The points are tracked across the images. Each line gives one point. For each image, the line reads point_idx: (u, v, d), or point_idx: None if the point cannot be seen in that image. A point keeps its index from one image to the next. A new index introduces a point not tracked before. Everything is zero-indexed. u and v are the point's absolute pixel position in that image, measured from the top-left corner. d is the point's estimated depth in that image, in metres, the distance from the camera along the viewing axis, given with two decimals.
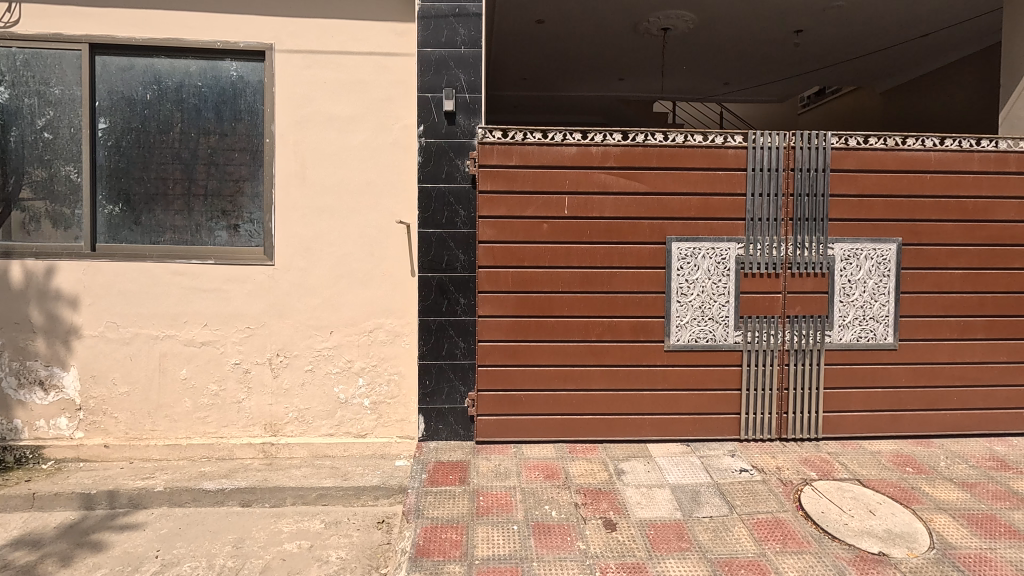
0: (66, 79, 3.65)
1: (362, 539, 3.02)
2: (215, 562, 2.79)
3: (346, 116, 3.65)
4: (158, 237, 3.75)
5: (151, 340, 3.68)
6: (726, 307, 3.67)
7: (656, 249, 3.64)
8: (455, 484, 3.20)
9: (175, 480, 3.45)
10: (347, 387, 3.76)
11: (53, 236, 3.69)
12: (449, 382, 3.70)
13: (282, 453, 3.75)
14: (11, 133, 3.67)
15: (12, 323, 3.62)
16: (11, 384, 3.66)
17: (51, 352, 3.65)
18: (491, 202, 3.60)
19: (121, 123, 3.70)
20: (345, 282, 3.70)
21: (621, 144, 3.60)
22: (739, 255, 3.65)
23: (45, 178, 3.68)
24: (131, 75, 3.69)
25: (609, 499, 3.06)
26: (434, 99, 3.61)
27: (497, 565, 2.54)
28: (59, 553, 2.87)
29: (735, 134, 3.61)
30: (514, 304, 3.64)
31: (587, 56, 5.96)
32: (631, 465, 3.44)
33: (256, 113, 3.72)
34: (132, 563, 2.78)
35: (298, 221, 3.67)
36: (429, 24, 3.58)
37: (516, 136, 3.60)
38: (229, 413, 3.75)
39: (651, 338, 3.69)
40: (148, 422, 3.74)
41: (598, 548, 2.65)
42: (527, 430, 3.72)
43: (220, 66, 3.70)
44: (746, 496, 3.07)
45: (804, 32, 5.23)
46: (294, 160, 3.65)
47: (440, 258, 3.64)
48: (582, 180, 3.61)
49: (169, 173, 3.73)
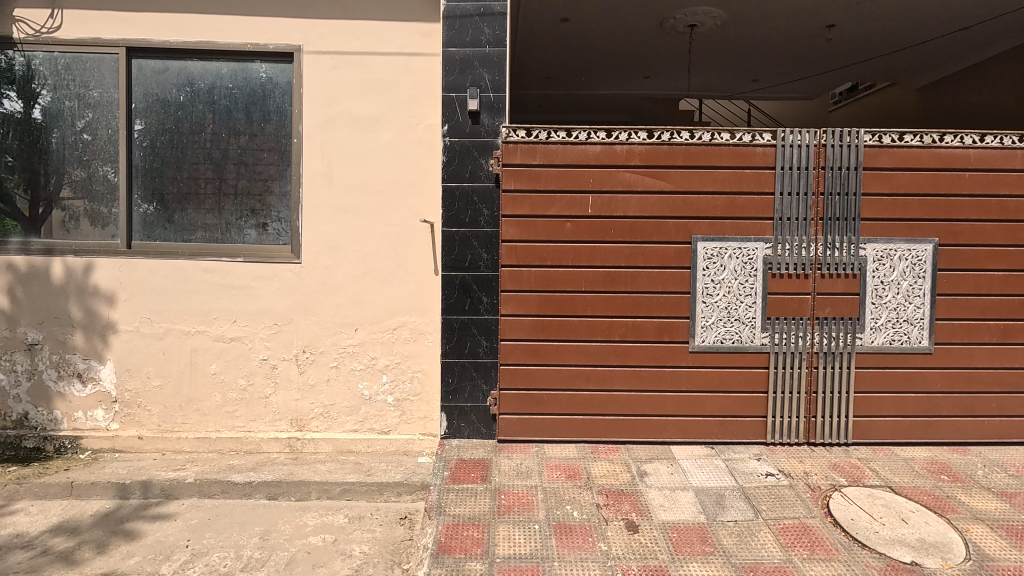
0: (104, 82, 3.77)
1: (384, 535, 3.05)
2: (243, 553, 2.86)
3: (371, 116, 3.69)
4: (190, 236, 3.84)
5: (183, 336, 3.78)
6: (752, 308, 3.61)
7: (681, 249, 3.60)
8: (477, 482, 3.21)
9: (205, 472, 3.54)
10: (371, 383, 3.81)
11: (91, 234, 3.82)
12: (471, 380, 3.71)
13: (307, 448, 3.82)
14: (52, 135, 3.81)
15: (52, 317, 3.76)
16: (51, 376, 3.80)
17: (89, 346, 3.78)
18: (514, 201, 3.61)
19: (156, 125, 3.81)
20: (369, 280, 3.74)
21: (646, 143, 3.57)
22: (766, 255, 3.58)
23: (84, 177, 3.81)
24: (166, 77, 3.79)
25: (631, 500, 3.03)
26: (458, 98, 3.62)
27: (519, 564, 2.54)
28: (95, 540, 2.97)
29: (764, 132, 3.54)
30: (536, 303, 3.64)
31: (613, 54, 5.92)
32: (654, 467, 3.40)
33: (284, 113, 3.78)
34: (164, 552, 2.86)
35: (324, 220, 3.72)
36: (454, 24, 3.60)
37: (539, 135, 3.59)
38: (257, 407, 3.83)
39: (676, 338, 3.65)
40: (180, 415, 3.84)
41: (620, 550, 2.63)
42: (548, 429, 3.72)
43: (250, 67, 3.78)
44: (772, 501, 3.02)
45: (836, 26, 5.11)
46: (320, 160, 3.71)
47: (463, 257, 3.65)
48: (606, 179, 3.59)
49: (200, 173, 3.82)
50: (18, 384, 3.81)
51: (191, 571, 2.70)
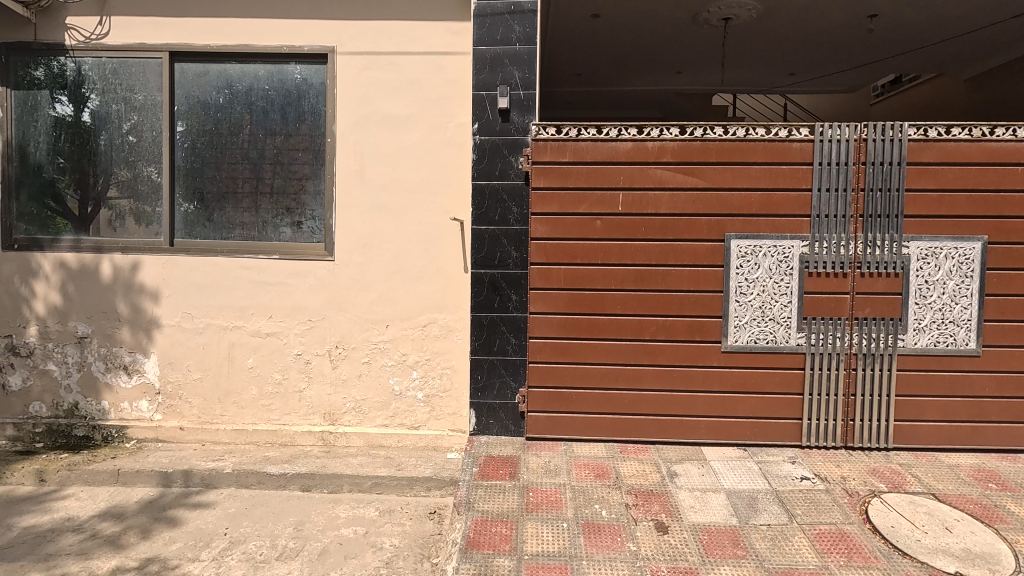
0: (149, 86, 3.92)
1: (414, 529, 3.10)
2: (278, 542, 2.94)
3: (403, 115, 3.74)
4: (228, 233, 3.96)
5: (221, 331, 3.90)
6: (788, 308, 3.52)
7: (713, 247, 3.53)
8: (505, 479, 3.23)
9: (242, 463, 3.65)
10: (401, 379, 3.86)
11: (136, 231, 3.98)
12: (500, 378, 3.73)
13: (339, 441, 3.90)
14: (101, 137, 3.98)
15: (101, 312, 3.93)
16: (99, 368, 3.97)
17: (134, 339, 3.94)
18: (544, 199, 3.61)
19: (197, 126, 3.94)
20: (400, 277, 3.79)
21: (678, 139, 3.52)
22: (803, 254, 3.48)
23: (130, 177, 3.97)
24: (206, 80, 3.91)
25: (661, 501, 3.00)
26: (489, 96, 3.64)
27: (547, 562, 2.54)
28: (140, 526, 3.10)
29: (801, 126, 3.45)
30: (565, 301, 3.63)
31: (644, 49, 5.84)
32: (685, 468, 3.35)
33: (318, 114, 3.86)
34: (204, 539, 2.97)
35: (356, 218, 3.79)
36: (485, 22, 3.61)
37: (569, 132, 3.58)
38: (292, 401, 3.93)
39: (708, 338, 3.59)
40: (218, 407, 3.97)
41: (648, 550, 2.61)
42: (577, 428, 3.70)
43: (286, 69, 3.86)
44: (807, 505, 2.94)
45: (879, 16, 4.93)
46: (353, 159, 3.77)
47: (492, 254, 3.67)
48: (637, 176, 3.55)
49: (239, 172, 3.94)
50: (68, 375, 3.99)
51: (229, 558, 2.79)
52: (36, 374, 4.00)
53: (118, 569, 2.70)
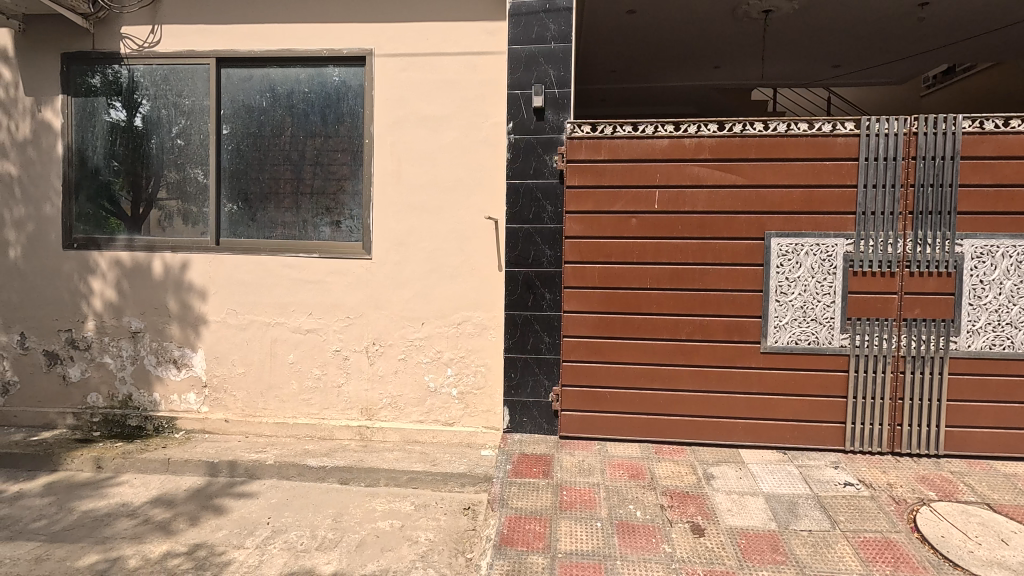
0: (196, 91, 4.08)
1: (448, 523, 3.14)
2: (318, 533, 3.02)
3: (438, 115, 3.78)
4: (271, 232, 4.09)
5: (264, 327, 4.03)
6: (831, 308, 3.41)
7: (752, 245, 3.46)
8: (539, 477, 3.24)
9: (284, 455, 3.76)
10: (436, 376, 3.91)
11: (184, 231, 4.15)
12: (533, 376, 3.73)
13: (375, 436, 3.98)
14: (152, 140, 4.17)
15: (153, 308, 4.11)
16: (151, 361, 4.16)
17: (183, 335, 4.11)
18: (578, 197, 3.60)
19: (241, 129, 4.08)
20: (435, 275, 3.85)
21: (716, 135, 3.45)
22: (847, 252, 3.37)
23: (178, 179, 4.15)
24: (250, 84, 4.05)
25: (697, 503, 2.96)
26: (524, 95, 3.64)
27: (581, 561, 2.54)
28: (188, 513, 3.23)
29: (846, 121, 3.33)
30: (600, 300, 3.62)
31: (682, 45, 5.75)
32: (722, 470, 3.29)
33: (357, 115, 3.94)
34: (248, 527, 3.08)
35: (393, 217, 3.86)
36: (520, 21, 3.62)
37: (605, 130, 3.56)
38: (330, 396, 4.03)
39: (746, 338, 3.51)
40: (261, 400, 4.10)
41: (685, 552, 2.58)
42: (612, 428, 3.68)
43: (325, 72, 3.96)
44: (851, 512, 2.84)
45: (930, 4, 4.73)
46: (390, 159, 3.84)
47: (526, 253, 3.68)
48: (673, 174, 3.50)
49: (281, 173, 4.06)
50: (123, 368, 4.19)
51: (272, 546, 2.88)
52: (93, 366, 4.21)
53: (169, 554, 2.83)
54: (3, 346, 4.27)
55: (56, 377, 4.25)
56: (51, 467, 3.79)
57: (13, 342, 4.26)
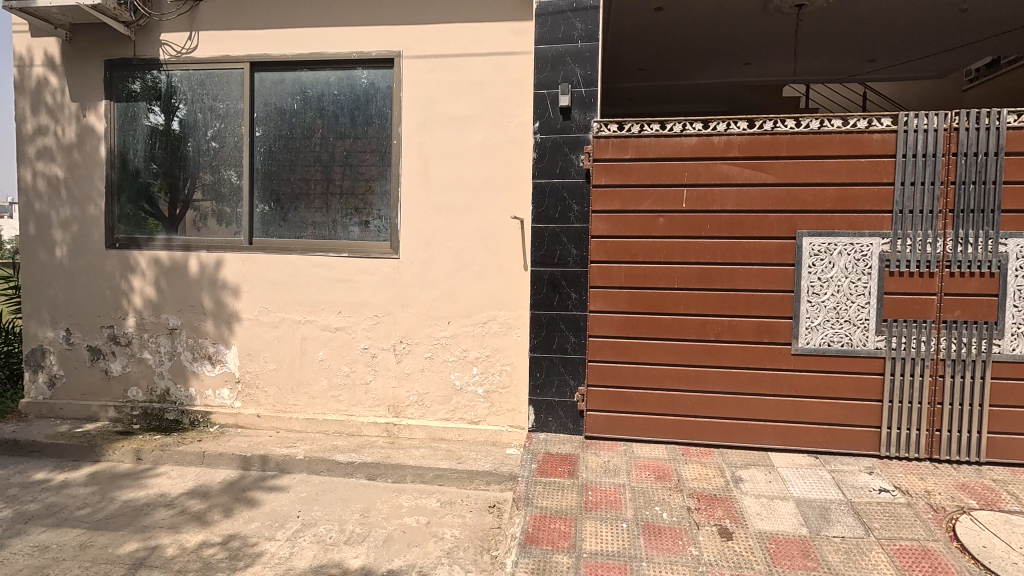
0: (231, 95, 4.20)
1: (474, 521, 3.16)
2: (346, 527, 3.08)
3: (465, 115, 3.81)
4: (302, 232, 4.18)
5: (295, 325, 4.12)
6: (865, 309, 3.33)
7: (783, 245, 3.39)
8: (564, 476, 3.24)
9: (313, 450, 3.84)
10: (462, 374, 3.94)
11: (218, 231, 4.28)
12: (559, 375, 3.73)
13: (402, 433, 4.03)
14: (189, 143, 4.30)
15: (189, 306, 4.25)
16: (187, 357, 4.30)
17: (217, 332, 4.23)
18: (605, 196, 3.59)
19: (273, 131, 4.18)
20: (461, 274, 3.88)
21: (746, 133, 3.40)
22: (883, 252, 3.28)
23: (213, 181, 4.27)
24: (282, 88, 4.14)
25: (725, 506, 2.91)
26: (550, 95, 3.64)
27: (606, 561, 2.53)
28: (222, 505, 3.33)
29: (883, 116, 3.24)
30: (626, 300, 3.59)
31: (710, 42, 5.67)
32: (751, 474, 3.23)
33: (385, 116, 4.00)
34: (279, 520, 3.15)
35: (420, 217, 3.90)
36: (547, 20, 3.62)
37: (632, 128, 3.53)
38: (358, 393, 4.10)
39: (777, 340, 3.44)
40: (292, 396, 4.19)
41: (712, 555, 2.55)
42: (638, 429, 3.65)
43: (354, 74, 4.03)
44: (887, 519, 2.76)
45: None
46: (417, 160, 3.89)
47: (552, 253, 3.68)
48: (702, 172, 3.46)
49: (311, 174, 4.14)
50: (161, 363, 4.34)
51: (302, 539, 2.95)
52: (133, 361, 4.37)
53: (204, 543, 2.92)
54: (49, 341, 4.47)
55: (98, 372, 4.43)
56: (93, 458, 3.95)
57: (58, 337, 4.45)
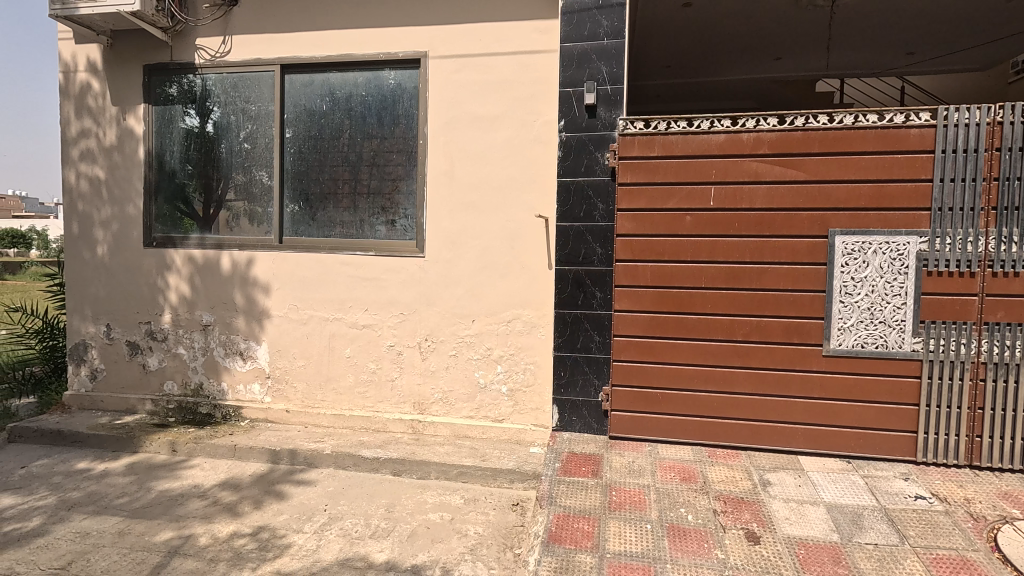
0: (263, 97, 4.30)
1: (498, 518, 3.18)
2: (371, 521, 3.13)
3: (490, 115, 3.82)
4: (330, 231, 4.25)
5: (323, 322, 4.20)
6: (901, 310, 3.22)
7: (814, 244, 3.31)
8: (588, 476, 3.22)
9: (340, 445, 3.90)
10: (486, 373, 3.95)
11: (250, 230, 4.39)
12: (583, 374, 3.72)
13: (427, 430, 4.07)
14: (222, 144, 4.42)
15: (221, 303, 4.37)
16: (220, 353, 4.42)
17: (248, 328, 4.34)
18: (631, 195, 3.55)
19: (303, 132, 4.26)
20: (486, 273, 3.89)
21: (776, 129, 3.33)
22: (921, 251, 3.17)
23: (245, 181, 4.38)
24: (311, 89, 4.22)
25: (752, 510, 2.86)
26: (576, 93, 3.63)
27: (629, 562, 2.51)
28: (253, 497, 3.42)
29: (921, 111, 3.14)
30: (652, 299, 3.55)
31: (740, 37, 5.57)
32: (779, 477, 3.17)
33: (411, 116, 4.05)
34: (307, 513, 3.22)
35: (445, 216, 3.94)
36: (572, 19, 3.61)
37: (658, 126, 3.50)
38: (384, 389, 4.15)
39: (808, 341, 3.36)
40: (320, 392, 4.27)
41: (738, 559, 2.51)
42: (663, 430, 3.60)
43: (381, 75, 4.09)
44: (923, 527, 2.67)
45: None
46: (443, 159, 3.92)
47: (577, 251, 3.67)
48: (730, 169, 3.40)
49: (339, 174, 4.21)
50: (195, 358, 4.47)
51: (329, 532, 3.01)
52: (169, 356, 4.52)
53: (235, 534, 3.00)
54: (91, 336, 4.64)
55: (136, 366, 4.59)
56: (131, 449, 4.09)
57: (100, 332, 4.63)
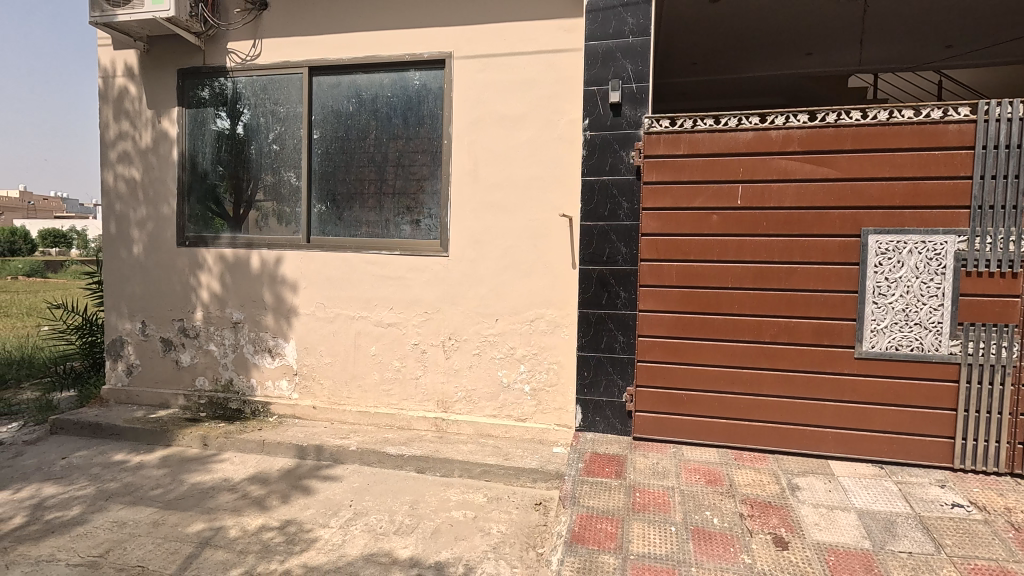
0: (291, 99, 4.38)
1: (520, 517, 3.18)
2: (396, 517, 3.16)
3: (515, 114, 3.83)
4: (356, 231, 4.31)
5: (349, 320, 4.26)
6: (938, 312, 3.12)
7: (846, 243, 3.23)
8: (611, 477, 3.20)
9: (365, 442, 3.95)
10: (509, 372, 3.96)
11: (278, 229, 4.48)
12: (607, 374, 3.70)
13: (451, 428, 4.09)
14: (252, 146, 4.52)
15: (251, 301, 4.47)
16: (250, 349, 4.52)
17: (277, 326, 4.43)
18: (656, 193, 3.52)
19: (330, 133, 4.33)
20: (509, 272, 3.90)
21: (806, 126, 3.26)
22: (959, 251, 3.07)
23: (274, 182, 4.47)
24: (339, 91, 4.28)
25: (780, 514, 2.80)
26: (600, 91, 3.61)
27: (653, 564, 2.49)
28: (280, 491, 3.49)
29: (960, 105, 3.03)
30: (677, 299, 3.51)
31: (769, 32, 5.46)
32: (809, 482, 3.10)
33: (436, 117, 4.08)
34: (333, 508, 3.27)
35: (469, 216, 3.95)
36: (597, 17, 3.59)
37: (684, 124, 3.46)
38: (409, 387, 4.19)
39: (839, 343, 3.28)
40: (345, 389, 4.34)
41: (765, 565, 2.46)
42: (688, 431, 3.56)
43: (406, 76, 4.13)
44: (960, 536, 2.58)
45: None
46: (467, 159, 3.94)
47: (601, 251, 3.65)
48: (758, 168, 3.34)
49: (365, 174, 4.26)
50: (225, 355, 4.58)
51: (354, 528, 3.05)
52: (201, 352, 4.64)
53: (263, 527, 3.07)
54: (127, 332, 4.80)
55: (170, 361, 4.72)
56: (165, 442, 4.22)
57: (135, 328, 4.78)
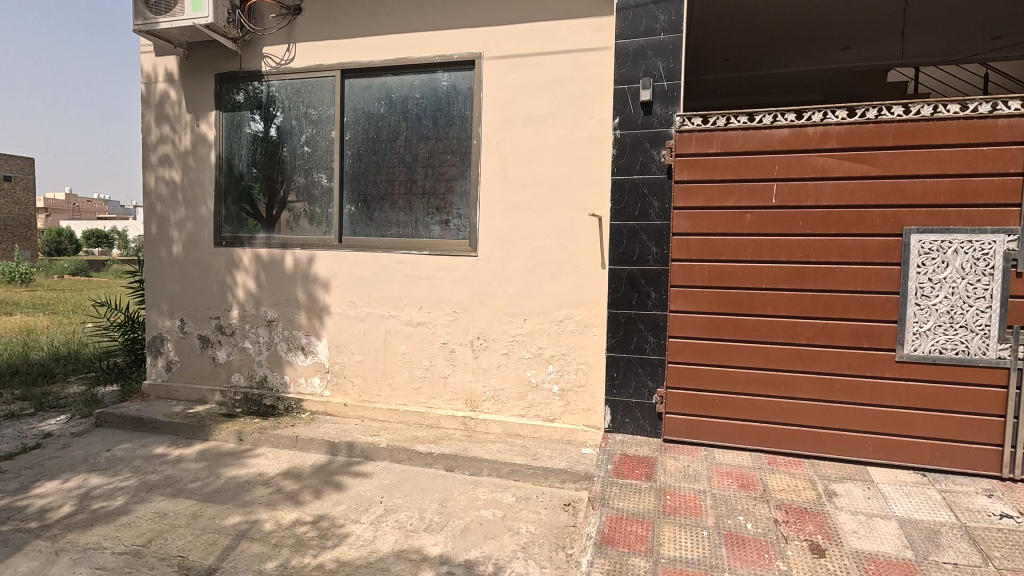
0: (324, 101, 4.46)
1: (549, 518, 3.17)
2: (425, 515, 3.19)
3: (544, 114, 3.82)
4: (386, 231, 4.37)
5: (379, 318, 4.32)
6: (985, 314, 3.00)
7: (887, 243, 3.13)
8: (641, 479, 3.17)
9: (395, 439, 4.00)
10: (538, 372, 3.96)
11: (311, 229, 4.56)
12: (636, 375, 3.66)
13: (479, 427, 4.11)
14: (286, 148, 4.62)
15: (285, 300, 4.57)
16: (283, 347, 4.62)
17: (309, 324, 4.52)
18: (688, 192, 3.47)
19: (361, 135, 4.40)
20: (538, 272, 3.90)
21: (845, 123, 3.16)
22: (1008, 251, 2.94)
23: (306, 183, 4.56)
24: (370, 93, 4.34)
25: (816, 521, 2.73)
26: (631, 90, 3.57)
27: (685, 568, 2.46)
28: (313, 487, 3.56)
29: (1010, 99, 2.90)
30: (709, 300, 3.46)
31: (805, 26, 5.33)
32: (846, 488, 3.01)
33: (466, 118, 4.10)
34: (364, 504, 3.32)
35: (498, 216, 3.97)
36: (628, 14, 3.56)
37: (717, 122, 3.40)
38: (437, 386, 4.22)
39: (879, 345, 3.18)
40: (375, 387, 4.39)
41: (802, 572, 2.40)
42: (719, 434, 3.50)
43: (436, 77, 4.16)
44: (1009, 548, 2.48)
45: None
46: (496, 159, 3.95)
47: (631, 250, 3.62)
48: (794, 166, 3.27)
49: (396, 175, 4.31)
50: (260, 352, 4.69)
51: (385, 524, 3.09)
52: (236, 350, 4.76)
53: (297, 521, 3.13)
54: (167, 329, 4.96)
55: (207, 358, 4.86)
56: (203, 436, 4.34)
57: (174, 326, 4.94)
